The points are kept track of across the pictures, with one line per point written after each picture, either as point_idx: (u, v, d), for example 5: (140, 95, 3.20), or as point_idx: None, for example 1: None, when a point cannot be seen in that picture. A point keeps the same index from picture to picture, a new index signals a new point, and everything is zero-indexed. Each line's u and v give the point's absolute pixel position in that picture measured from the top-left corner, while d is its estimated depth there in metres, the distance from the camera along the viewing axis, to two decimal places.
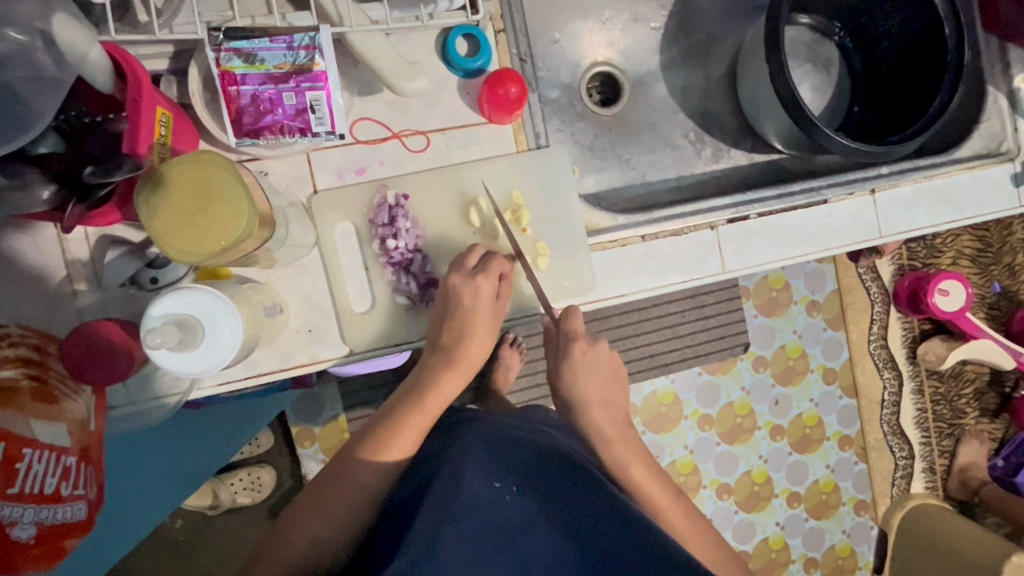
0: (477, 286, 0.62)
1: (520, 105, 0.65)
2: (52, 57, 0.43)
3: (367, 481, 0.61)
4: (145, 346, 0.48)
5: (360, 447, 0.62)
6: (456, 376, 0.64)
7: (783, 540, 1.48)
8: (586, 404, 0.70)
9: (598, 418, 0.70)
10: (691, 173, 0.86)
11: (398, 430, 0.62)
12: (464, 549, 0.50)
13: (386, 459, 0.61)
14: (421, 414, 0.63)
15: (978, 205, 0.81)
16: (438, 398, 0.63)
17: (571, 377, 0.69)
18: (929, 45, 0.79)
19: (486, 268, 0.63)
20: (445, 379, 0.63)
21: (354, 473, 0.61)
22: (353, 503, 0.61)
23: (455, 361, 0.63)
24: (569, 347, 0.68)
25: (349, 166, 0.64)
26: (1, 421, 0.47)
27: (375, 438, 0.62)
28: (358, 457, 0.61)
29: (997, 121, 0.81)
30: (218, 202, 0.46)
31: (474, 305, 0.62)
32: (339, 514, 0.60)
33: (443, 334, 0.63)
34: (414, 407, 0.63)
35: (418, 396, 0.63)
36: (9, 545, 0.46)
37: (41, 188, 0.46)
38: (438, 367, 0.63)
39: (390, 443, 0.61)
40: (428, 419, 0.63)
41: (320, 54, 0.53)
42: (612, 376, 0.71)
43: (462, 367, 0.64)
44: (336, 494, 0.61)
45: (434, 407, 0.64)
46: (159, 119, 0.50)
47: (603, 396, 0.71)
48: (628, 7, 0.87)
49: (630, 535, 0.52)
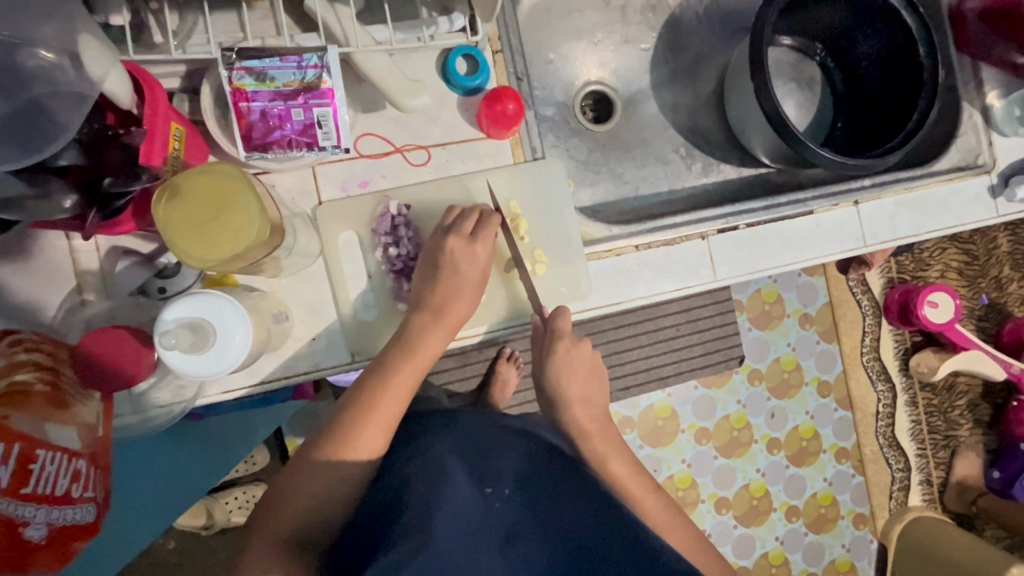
0: (475, 251, 0.64)
1: (518, 121, 0.68)
2: (75, 74, 0.46)
3: (360, 446, 0.60)
4: (160, 346, 0.50)
5: (349, 414, 0.61)
6: (444, 333, 0.64)
7: (783, 555, 1.48)
8: (567, 402, 0.72)
9: (584, 421, 0.72)
10: (682, 186, 0.89)
11: (385, 394, 0.61)
12: (457, 551, 0.51)
13: (377, 420, 0.61)
14: (407, 375, 0.62)
15: (958, 215, 0.84)
16: (426, 358, 0.63)
17: (555, 376, 0.72)
18: (905, 65, 0.83)
19: (483, 232, 0.65)
20: (430, 338, 0.63)
21: (348, 442, 0.60)
22: (349, 469, 0.60)
23: (441, 318, 0.63)
24: (553, 345, 0.70)
25: (353, 180, 0.67)
26: (18, 423, 0.47)
27: (363, 399, 0.61)
28: (347, 425, 0.61)
29: (972, 135, 0.85)
30: (231, 210, 0.48)
31: (469, 270, 0.64)
32: (336, 479, 0.60)
33: (432, 294, 0.64)
34: (401, 366, 0.62)
35: (401, 356, 0.62)
36: (23, 546, 0.47)
37: (64, 197, 0.48)
38: (427, 329, 0.63)
39: (378, 409, 0.61)
40: (416, 374, 0.63)
41: (327, 73, 0.56)
42: (591, 373, 0.74)
43: (448, 326, 0.64)
44: (327, 463, 0.60)
45: (422, 363, 0.63)
46: (173, 134, 0.52)
47: (585, 394, 0.73)
48: (620, 30, 0.91)
49: (617, 541, 0.55)
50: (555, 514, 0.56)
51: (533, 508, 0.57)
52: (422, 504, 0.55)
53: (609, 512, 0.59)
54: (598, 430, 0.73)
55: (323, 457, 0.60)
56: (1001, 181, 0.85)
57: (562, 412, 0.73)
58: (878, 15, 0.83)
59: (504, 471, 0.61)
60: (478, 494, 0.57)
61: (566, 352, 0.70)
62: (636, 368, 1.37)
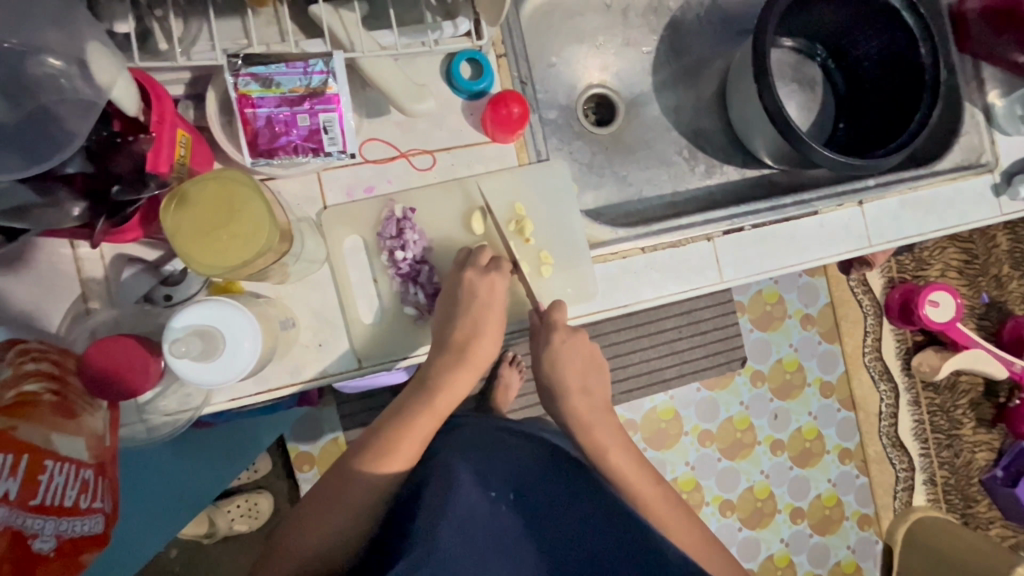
0: (495, 283, 0.64)
1: (522, 124, 0.68)
2: (83, 81, 0.45)
3: (380, 483, 0.61)
4: (169, 355, 0.49)
5: (371, 446, 0.62)
6: (467, 375, 0.64)
7: (788, 557, 1.47)
8: (564, 392, 0.70)
9: (585, 408, 0.70)
10: (686, 188, 0.90)
11: (412, 425, 0.62)
12: (467, 555, 0.52)
13: (396, 461, 0.61)
14: (432, 413, 0.63)
15: (963, 214, 0.84)
16: (450, 399, 0.63)
17: (550, 364, 0.68)
18: (907, 66, 0.83)
19: (499, 266, 0.65)
20: (456, 380, 0.63)
21: (368, 472, 0.60)
22: (364, 504, 0.60)
23: (465, 360, 0.63)
24: (548, 336, 0.67)
25: (358, 185, 0.66)
26: (27, 434, 0.47)
27: (386, 438, 0.62)
28: (366, 463, 0.61)
29: (976, 134, 0.85)
30: (240, 218, 0.47)
31: (490, 302, 0.64)
32: (353, 513, 0.60)
33: (458, 314, 0.64)
34: (426, 407, 0.63)
35: (428, 395, 0.63)
36: (32, 557, 0.46)
37: (72, 205, 0.48)
38: (452, 367, 0.64)
39: (400, 448, 0.61)
40: (440, 417, 0.63)
41: (333, 78, 0.56)
42: (590, 361, 0.71)
43: (475, 363, 0.64)
44: (351, 490, 0.60)
45: (446, 406, 0.63)
46: (180, 141, 0.52)
47: (583, 383, 0.71)
48: (621, 32, 0.91)
49: (624, 542, 0.55)
50: (554, 522, 0.58)
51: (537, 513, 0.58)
52: (432, 504, 0.55)
53: (614, 515, 0.58)
54: (604, 429, 0.71)
55: (342, 488, 0.60)
56: (1004, 180, 0.85)
57: (562, 402, 0.70)
58: (879, 17, 0.83)
59: (508, 478, 0.62)
60: (485, 497, 0.58)
61: (562, 344, 0.67)
62: (640, 371, 1.38)
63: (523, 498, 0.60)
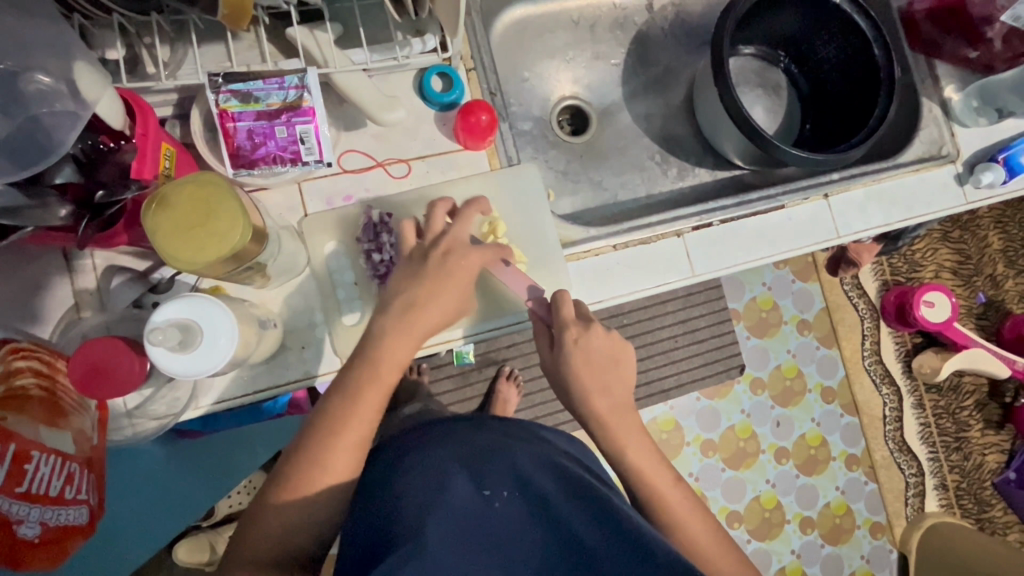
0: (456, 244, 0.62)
1: (492, 130, 0.71)
2: (70, 98, 0.49)
3: (346, 440, 0.55)
4: (147, 342, 0.52)
5: (336, 401, 0.57)
6: (406, 333, 0.58)
7: (800, 568, 1.44)
8: (584, 392, 0.65)
9: (600, 410, 0.65)
10: (658, 190, 0.93)
11: (367, 382, 0.57)
12: (457, 552, 0.46)
13: (359, 413, 0.56)
14: (385, 362, 0.57)
15: (928, 205, 0.87)
16: (397, 359, 0.58)
17: (568, 368, 0.65)
18: (862, 67, 0.87)
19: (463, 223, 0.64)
20: (394, 345, 0.58)
21: (334, 433, 0.55)
22: (333, 466, 0.55)
23: (404, 321, 0.58)
24: (561, 334, 0.65)
25: (337, 194, 0.70)
26: (16, 426, 0.52)
27: (345, 391, 0.57)
28: (329, 421, 0.56)
29: (935, 127, 0.88)
30: (216, 216, 0.51)
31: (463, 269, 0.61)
32: (323, 477, 0.55)
33: (411, 292, 0.59)
34: (373, 356, 0.58)
35: (369, 346, 0.58)
36: (16, 539, 0.51)
37: (59, 207, 0.52)
38: (392, 331, 0.58)
39: (361, 401, 0.56)
40: (395, 373, 0.58)
41: (307, 92, 0.60)
42: (611, 363, 0.67)
43: (413, 325, 0.59)
44: (315, 453, 0.55)
45: (394, 370, 0.58)
46: (164, 153, 0.57)
47: (605, 382, 0.66)
48: (590, 47, 0.96)
49: (618, 540, 0.49)
50: (553, 510, 0.52)
51: (535, 503, 0.53)
52: (425, 499, 0.51)
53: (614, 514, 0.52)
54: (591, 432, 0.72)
55: (306, 453, 0.55)
56: (967, 170, 0.88)
57: (580, 404, 0.66)
58: (832, 21, 0.88)
59: (506, 471, 0.56)
60: (477, 496, 0.52)
61: (575, 342, 0.65)
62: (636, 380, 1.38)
63: (522, 488, 0.54)
